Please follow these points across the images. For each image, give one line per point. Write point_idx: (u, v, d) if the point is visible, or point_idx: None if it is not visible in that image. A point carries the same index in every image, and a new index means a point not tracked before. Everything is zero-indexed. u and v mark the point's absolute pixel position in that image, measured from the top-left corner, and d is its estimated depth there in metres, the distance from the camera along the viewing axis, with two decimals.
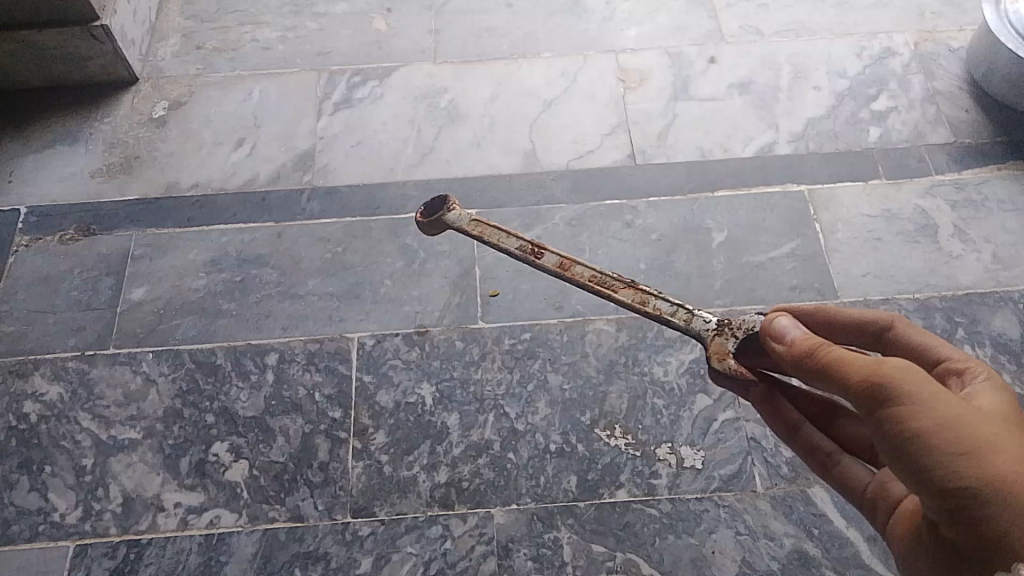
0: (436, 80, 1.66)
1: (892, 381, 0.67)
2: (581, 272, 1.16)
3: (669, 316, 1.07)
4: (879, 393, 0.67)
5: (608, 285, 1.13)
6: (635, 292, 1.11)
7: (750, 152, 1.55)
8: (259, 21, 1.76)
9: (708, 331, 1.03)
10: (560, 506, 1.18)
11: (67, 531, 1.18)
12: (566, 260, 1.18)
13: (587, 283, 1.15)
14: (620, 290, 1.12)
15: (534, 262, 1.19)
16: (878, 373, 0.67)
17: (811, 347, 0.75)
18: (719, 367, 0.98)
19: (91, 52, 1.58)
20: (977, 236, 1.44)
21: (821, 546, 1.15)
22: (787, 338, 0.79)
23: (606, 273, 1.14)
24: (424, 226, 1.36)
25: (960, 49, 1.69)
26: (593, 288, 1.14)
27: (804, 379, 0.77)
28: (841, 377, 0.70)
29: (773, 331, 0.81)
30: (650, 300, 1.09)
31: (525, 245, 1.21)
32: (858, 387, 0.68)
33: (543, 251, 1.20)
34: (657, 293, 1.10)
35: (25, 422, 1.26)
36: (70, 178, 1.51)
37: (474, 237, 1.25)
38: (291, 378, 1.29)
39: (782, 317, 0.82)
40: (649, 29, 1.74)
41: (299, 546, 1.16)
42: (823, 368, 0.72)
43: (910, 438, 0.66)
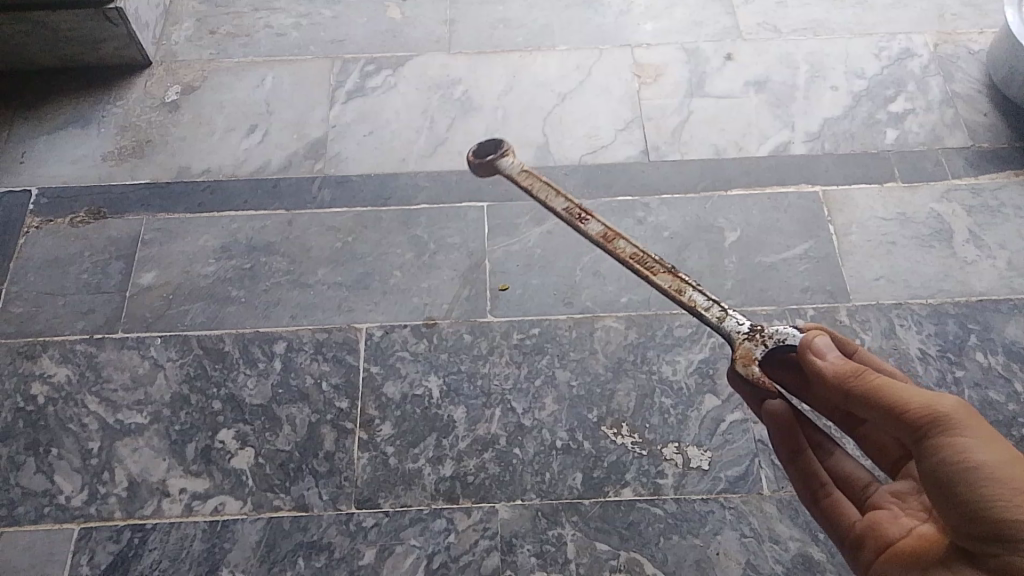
0: (450, 71, 1.64)
1: (950, 410, 0.73)
2: (623, 247, 1.14)
3: (704, 309, 1.06)
4: (940, 419, 0.73)
5: (647, 265, 1.12)
6: (673, 278, 1.10)
7: (764, 151, 1.53)
8: (273, 6, 1.75)
9: (739, 333, 1.02)
10: (565, 503, 1.18)
11: (72, 513, 1.18)
12: (611, 232, 1.16)
13: (628, 259, 1.13)
14: (659, 273, 1.11)
15: (580, 225, 1.18)
16: (939, 402, 0.74)
17: (857, 369, 0.80)
18: (743, 372, 0.98)
19: (106, 34, 1.58)
20: (993, 242, 1.42)
21: (826, 551, 1.14)
22: (829, 360, 0.83)
23: (649, 253, 1.13)
24: (474, 166, 1.33)
25: (980, 52, 1.67)
26: (633, 266, 1.13)
27: (843, 402, 0.81)
28: (896, 401, 0.75)
29: (813, 350, 0.86)
30: (687, 290, 1.08)
31: (574, 208, 1.20)
32: (917, 412, 0.74)
33: (590, 219, 1.18)
34: (695, 285, 1.09)
35: (33, 403, 1.26)
36: (82, 161, 1.51)
37: (522, 187, 1.24)
38: (299, 366, 1.29)
39: (822, 337, 0.87)
40: (666, 24, 1.73)
41: (303, 536, 1.16)
42: (875, 389, 0.77)
43: (967, 463, 0.71)
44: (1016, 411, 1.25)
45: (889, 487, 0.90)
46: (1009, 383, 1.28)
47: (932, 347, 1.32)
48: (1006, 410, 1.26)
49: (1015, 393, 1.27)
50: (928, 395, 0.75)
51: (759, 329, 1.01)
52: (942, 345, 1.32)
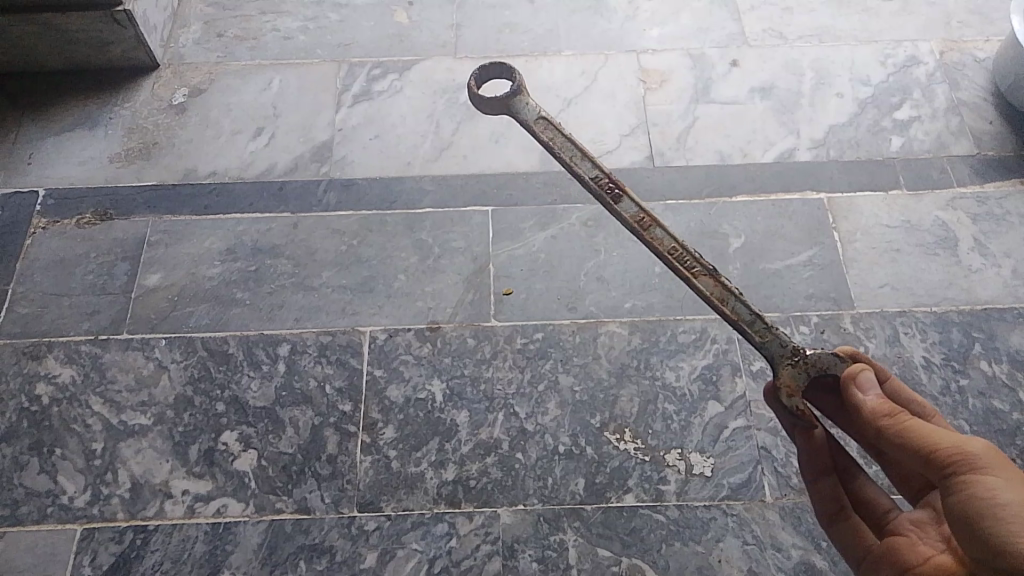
0: (455, 75, 1.65)
1: (980, 451, 0.75)
2: (660, 237, 1.06)
3: (748, 326, 1.01)
4: (970, 457, 0.75)
5: (686, 264, 1.05)
6: (714, 283, 1.04)
7: (769, 158, 1.53)
8: (280, 9, 1.75)
9: (782, 356, 0.99)
10: (567, 508, 1.18)
11: (75, 514, 1.18)
12: (646, 215, 1.07)
13: (666, 253, 1.06)
14: (699, 276, 1.04)
15: (613, 206, 1.08)
16: (970, 443, 0.76)
17: (895, 409, 0.82)
18: (786, 402, 0.97)
19: (114, 37, 1.59)
20: (998, 251, 1.42)
21: (829, 559, 1.14)
22: (868, 395, 0.85)
23: (687, 248, 1.05)
24: (476, 100, 1.15)
25: (986, 60, 1.67)
26: (671, 264, 1.05)
27: (875, 440, 0.83)
28: (929, 440, 0.77)
29: (856, 383, 0.87)
30: (729, 300, 1.03)
31: (607, 179, 1.08)
32: (948, 451, 0.76)
33: (623, 197, 1.08)
34: (737, 291, 1.03)
35: (38, 403, 1.27)
36: (89, 162, 1.52)
37: (543, 142, 1.12)
38: (303, 369, 1.29)
39: (869, 371, 0.88)
40: (672, 29, 1.73)
41: (305, 539, 1.16)
42: (909, 429, 0.79)
43: (995, 500, 0.72)
44: (1020, 420, 1.25)
45: (910, 515, 0.89)
46: (1014, 392, 1.28)
47: (936, 355, 1.31)
48: (1010, 420, 1.25)
49: (1019, 402, 1.27)
50: (960, 438, 0.77)
51: (799, 349, 0.99)
52: (947, 353, 1.31)
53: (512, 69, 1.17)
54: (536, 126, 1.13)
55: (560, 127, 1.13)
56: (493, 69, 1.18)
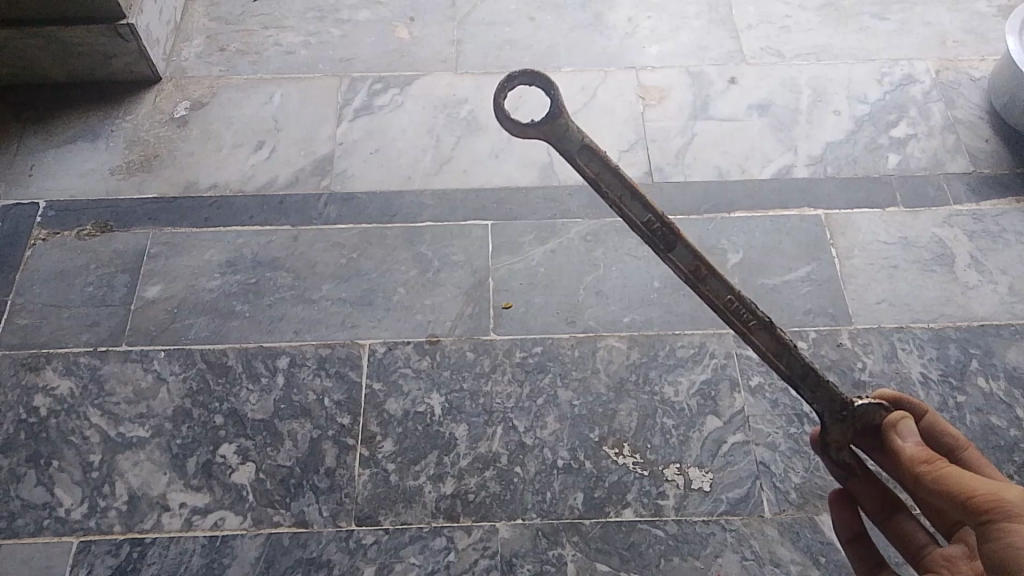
0: (456, 91, 1.66)
1: (1017, 499, 0.74)
2: (715, 288, 0.95)
3: (801, 379, 0.96)
4: (1006, 505, 0.74)
5: (742, 316, 0.95)
6: (772, 337, 0.95)
7: (767, 174, 1.55)
8: (283, 25, 1.77)
9: (831, 417, 0.96)
10: (565, 523, 1.18)
11: (72, 526, 1.18)
12: (703, 264, 0.94)
13: (722, 306, 0.95)
14: (756, 330, 0.95)
15: (666, 253, 0.94)
16: (1006, 490, 0.75)
17: (932, 457, 0.82)
18: (834, 456, 0.97)
19: (117, 50, 1.60)
20: (994, 267, 1.43)
21: (828, 575, 1.14)
22: (908, 442, 0.86)
23: (744, 300, 0.94)
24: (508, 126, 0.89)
25: (982, 79, 1.69)
26: (725, 316, 0.96)
27: (912, 485, 0.83)
28: (964, 487, 0.77)
29: (896, 430, 0.89)
30: (786, 353, 0.95)
31: (664, 225, 0.93)
32: (983, 498, 0.75)
33: (678, 241, 0.93)
34: (792, 344, 0.95)
35: (35, 414, 1.26)
36: (91, 174, 1.53)
37: (588, 180, 0.92)
38: (302, 382, 1.29)
39: (909, 419, 0.90)
40: (670, 47, 1.75)
41: (302, 552, 1.16)
42: (943, 476, 0.79)
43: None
44: (1018, 436, 1.25)
45: (943, 551, 0.91)
46: (1011, 408, 1.28)
47: (934, 372, 1.32)
48: (1008, 436, 1.25)
49: (1017, 418, 1.27)
50: (997, 485, 0.76)
51: (848, 403, 0.95)
52: (944, 369, 1.32)
53: (551, 78, 0.89)
54: (579, 157, 0.91)
55: (610, 160, 0.91)
56: (525, 77, 0.90)
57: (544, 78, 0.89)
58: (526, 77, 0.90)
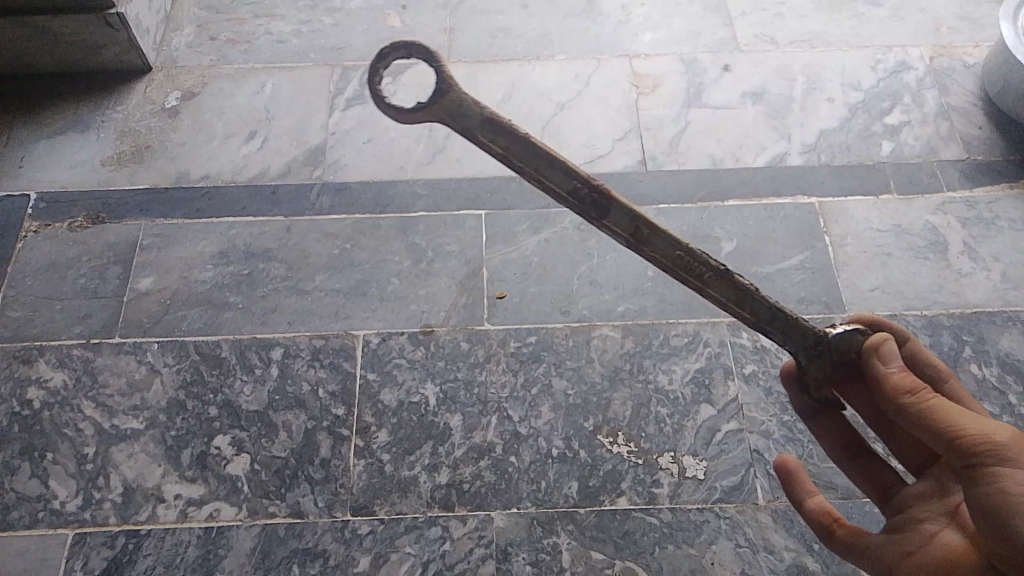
0: (449, 79, 1.65)
1: (1008, 442, 0.74)
2: (661, 247, 0.94)
3: (768, 325, 0.95)
4: (997, 449, 0.74)
5: (697, 272, 0.94)
6: (728, 286, 0.94)
7: (761, 162, 1.54)
8: (273, 13, 1.76)
9: (807, 360, 0.95)
10: (560, 511, 1.18)
11: (67, 519, 1.18)
12: (642, 223, 0.93)
13: (671, 263, 0.94)
14: (710, 281, 0.94)
15: (601, 220, 0.93)
16: (997, 434, 0.75)
17: (918, 387, 0.82)
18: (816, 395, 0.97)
19: (106, 39, 1.59)
20: (987, 254, 1.43)
21: (821, 561, 1.15)
22: (891, 368, 0.85)
23: (693, 253, 0.94)
24: (399, 115, 0.92)
25: (975, 65, 1.69)
26: (679, 273, 0.94)
27: (894, 415, 0.83)
28: (952, 424, 0.77)
29: (879, 353, 0.87)
30: (746, 299, 0.95)
31: (592, 191, 0.92)
32: (974, 439, 0.75)
33: (612, 203, 0.93)
34: (751, 288, 0.95)
35: (29, 408, 1.26)
36: (82, 165, 1.52)
37: (498, 157, 0.92)
38: (296, 373, 1.29)
39: (890, 342, 0.88)
40: (664, 34, 1.74)
41: (298, 543, 1.16)
42: (930, 410, 0.79)
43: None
44: (1010, 422, 1.26)
45: (913, 490, 0.94)
46: (1004, 395, 1.29)
47: None
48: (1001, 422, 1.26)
49: (1009, 405, 1.28)
50: (988, 426, 0.77)
51: (821, 336, 0.94)
52: (937, 356, 1.32)
53: (429, 51, 0.91)
54: (483, 134, 0.92)
55: (512, 129, 0.91)
56: (398, 51, 0.91)
57: (422, 49, 0.91)
58: (393, 49, 0.91)
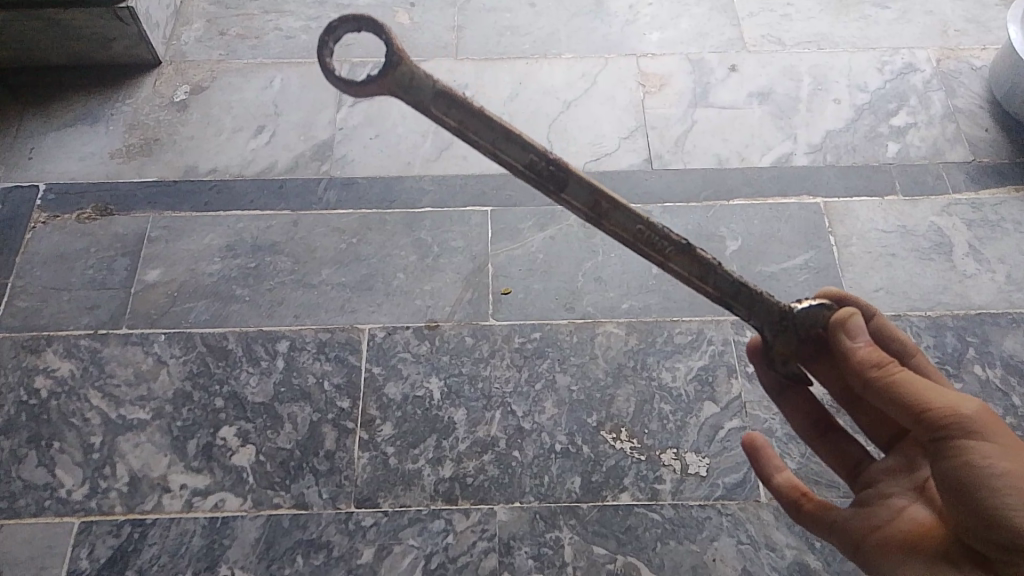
0: (456, 76, 1.66)
1: (974, 414, 0.77)
2: (621, 221, 0.89)
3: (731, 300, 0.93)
4: (963, 422, 0.77)
5: (659, 246, 0.91)
6: (691, 261, 0.92)
7: (767, 161, 1.55)
8: (282, 9, 1.76)
9: (771, 335, 0.95)
10: (563, 506, 1.19)
11: (73, 507, 1.18)
12: (602, 197, 0.88)
13: (634, 238, 0.90)
14: (673, 257, 0.91)
15: (558, 194, 0.87)
16: (963, 406, 0.77)
17: (885, 360, 0.82)
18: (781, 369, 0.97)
19: (116, 33, 1.60)
20: (992, 256, 1.43)
21: (823, 558, 1.15)
22: (859, 342, 0.85)
23: (655, 228, 0.90)
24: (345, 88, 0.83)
25: (982, 68, 1.69)
26: (641, 249, 0.91)
27: (861, 388, 0.84)
28: (919, 397, 0.79)
29: (845, 327, 0.86)
30: (709, 274, 0.92)
31: (549, 163, 0.86)
32: (941, 413, 0.77)
33: (571, 177, 0.87)
34: (715, 262, 0.92)
35: (36, 397, 1.27)
36: (90, 158, 1.53)
37: (453, 131, 0.84)
38: (302, 365, 1.30)
39: (858, 315, 0.87)
40: (671, 34, 1.74)
41: (302, 534, 1.17)
42: (898, 384, 0.80)
43: (988, 469, 0.75)
44: (1013, 424, 1.26)
45: (880, 465, 0.96)
46: (1007, 396, 1.29)
47: (931, 359, 1.32)
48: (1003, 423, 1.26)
49: (1013, 406, 1.28)
50: (952, 398, 0.79)
51: (786, 312, 0.94)
52: (941, 357, 1.32)
53: (379, 22, 0.81)
54: (437, 108, 0.83)
55: (468, 102, 0.83)
56: (349, 25, 0.82)
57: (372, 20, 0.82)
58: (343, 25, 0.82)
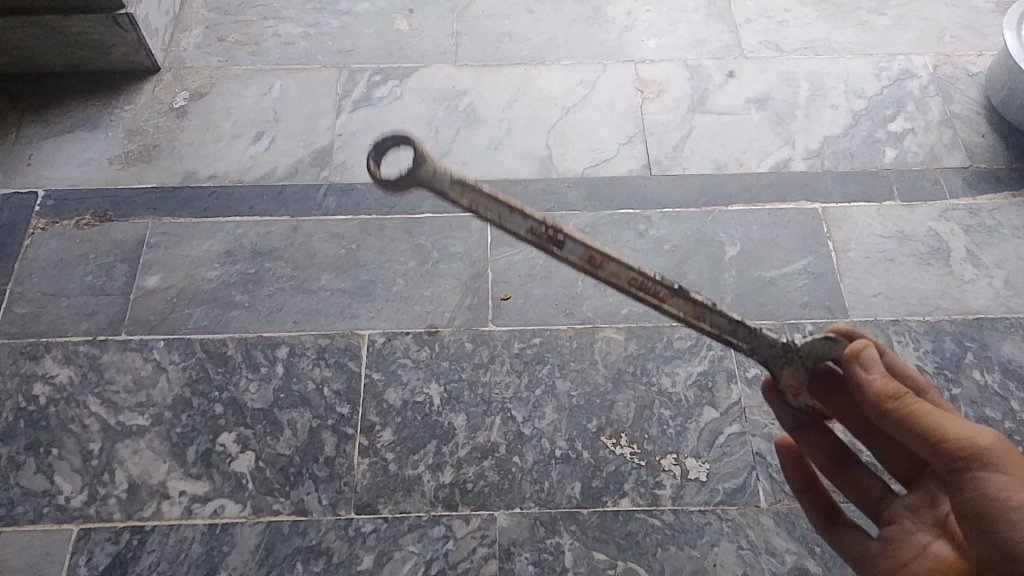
0: (455, 83, 1.66)
1: (991, 445, 0.76)
2: (616, 271, 0.92)
3: (730, 335, 0.93)
4: (981, 453, 0.76)
5: (651, 291, 0.93)
6: (686, 302, 0.92)
7: (765, 167, 1.55)
8: (282, 16, 1.77)
9: (778, 363, 0.93)
10: (563, 512, 1.18)
11: (71, 514, 1.18)
12: (595, 251, 0.90)
13: (627, 286, 0.92)
14: (667, 299, 0.93)
15: (557, 252, 0.91)
16: (980, 437, 0.76)
17: (901, 391, 0.81)
18: (793, 403, 0.95)
19: (115, 40, 1.60)
20: (989, 261, 1.44)
21: (823, 564, 1.15)
22: (874, 375, 0.83)
23: (646, 275, 0.92)
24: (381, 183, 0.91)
25: (979, 74, 1.70)
26: (639, 295, 0.93)
27: (878, 419, 0.82)
28: (937, 430, 0.77)
29: (860, 360, 0.84)
30: (705, 313, 0.92)
31: (542, 226, 0.90)
32: (959, 444, 0.76)
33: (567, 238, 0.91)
34: (709, 302, 0.92)
35: (35, 403, 1.26)
36: (90, 163, 1.53)
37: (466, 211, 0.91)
38: (302, 371, 1.30)
39: (871, 347, 0.85)
40: (669, 40, 1.75)
41: (302, 540, 1.17)
42: (917, 414, 0.79)
43: (1005, 501, 0.74)
44: (1011, 428, 1.27)
45: (904, 501, 0.95)
46: (1005, 401, 1.29)
47: (929, 364, 1.33)
48: (1002, 428, 1.27)
49: (1011, 410, 1.28)
50: (969, 428, 0.78)
51: (789, 345, 0.92)
52: (939, 362, 1.33)
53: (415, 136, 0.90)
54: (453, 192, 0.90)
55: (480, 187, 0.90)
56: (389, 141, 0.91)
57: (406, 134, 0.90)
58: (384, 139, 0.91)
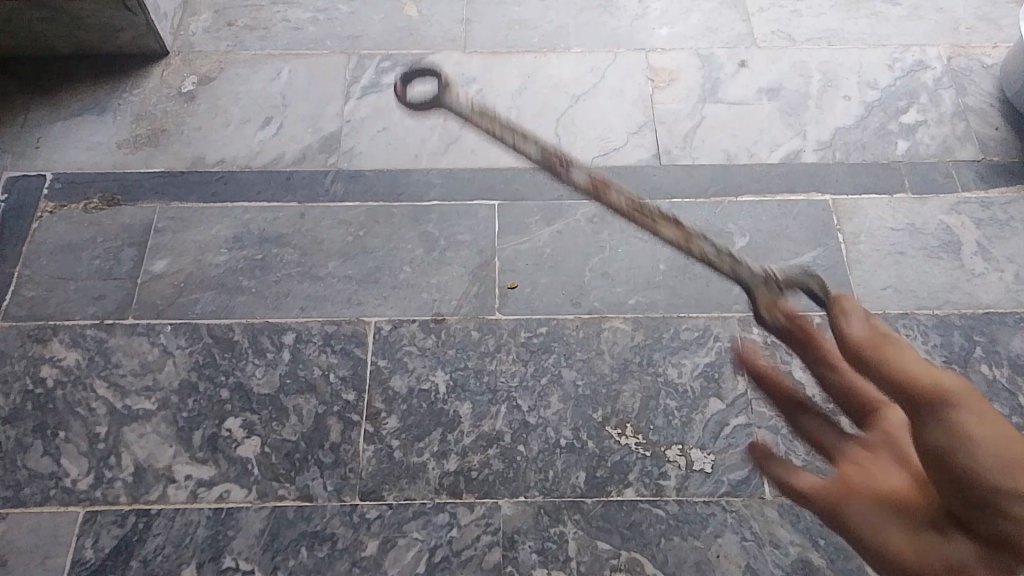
0: (464, 70, 1.65)
1: None
2: (622, 195, 1.16)
3: (714, 260, 1.09)
4: None
5: (649, 216, 1.14)
6: (679, 231, 1.12)
7: (776, 158, 1.54)
8: (291, 0, 1.76)
9: (757, 282, 1.06)
10: (567, 501, 1.18)
11: (78, 496, 1.19)
12: (601, 182, 1.17)
13: (628, 209, 1.16)
14: (664, 227, 1.13)
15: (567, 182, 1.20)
16: None
17: None
18: (769, 321, 1.06)
19: (124, 23, 1.59)
20: (1001, 256, 1.42)
21: (827, 557, 1.15)
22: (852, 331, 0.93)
23: (644, 204, 1.15)
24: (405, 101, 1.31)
25: (994, 66, 1.67)
26: (637, 221, 1.15)
27: None
28: None
29: (845, 312, 0.96)
30: (694, 240, 1.11)
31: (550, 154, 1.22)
32: None
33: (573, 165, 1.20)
34: (695, 230, 1.12)
35: (43, 386, 1.27)
36: (97, 147, 1.52)
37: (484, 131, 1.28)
38: (307, 358, 1.30)
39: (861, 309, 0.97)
40: (681, 28, 1.73)
41: (306, 526, 1.17)
42: None
43: None
44: (1020, 424, 1.26)
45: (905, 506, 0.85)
46: (1014, 396, 1.28)
47: (938, 358, 1.32)
48: (1011, 424, 1.26)
49: (1019, 406, 1.27)
50: None
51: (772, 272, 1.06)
52: (948, 356, 1.32)
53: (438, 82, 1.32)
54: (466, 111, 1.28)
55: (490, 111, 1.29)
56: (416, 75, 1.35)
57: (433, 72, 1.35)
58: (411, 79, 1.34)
